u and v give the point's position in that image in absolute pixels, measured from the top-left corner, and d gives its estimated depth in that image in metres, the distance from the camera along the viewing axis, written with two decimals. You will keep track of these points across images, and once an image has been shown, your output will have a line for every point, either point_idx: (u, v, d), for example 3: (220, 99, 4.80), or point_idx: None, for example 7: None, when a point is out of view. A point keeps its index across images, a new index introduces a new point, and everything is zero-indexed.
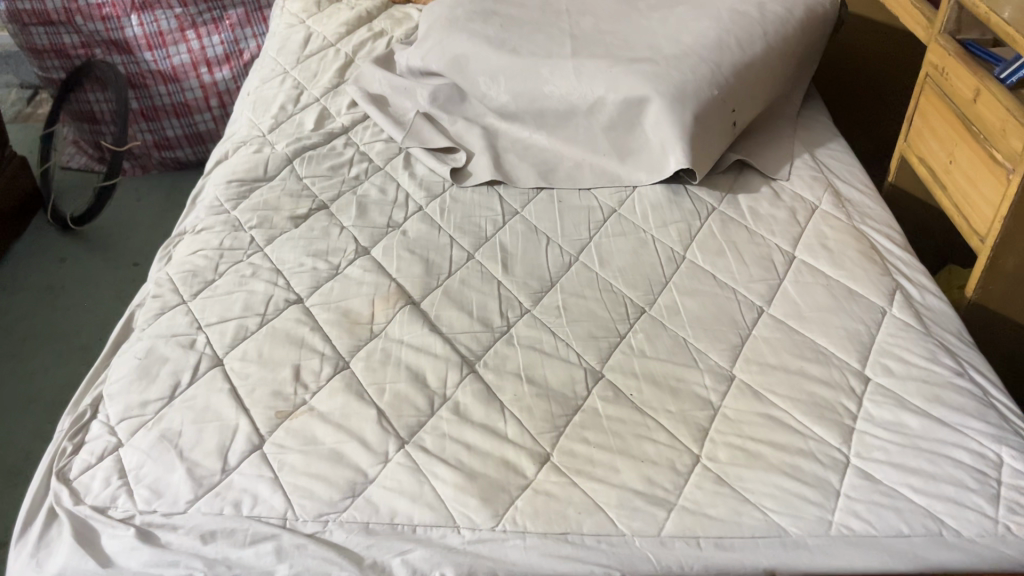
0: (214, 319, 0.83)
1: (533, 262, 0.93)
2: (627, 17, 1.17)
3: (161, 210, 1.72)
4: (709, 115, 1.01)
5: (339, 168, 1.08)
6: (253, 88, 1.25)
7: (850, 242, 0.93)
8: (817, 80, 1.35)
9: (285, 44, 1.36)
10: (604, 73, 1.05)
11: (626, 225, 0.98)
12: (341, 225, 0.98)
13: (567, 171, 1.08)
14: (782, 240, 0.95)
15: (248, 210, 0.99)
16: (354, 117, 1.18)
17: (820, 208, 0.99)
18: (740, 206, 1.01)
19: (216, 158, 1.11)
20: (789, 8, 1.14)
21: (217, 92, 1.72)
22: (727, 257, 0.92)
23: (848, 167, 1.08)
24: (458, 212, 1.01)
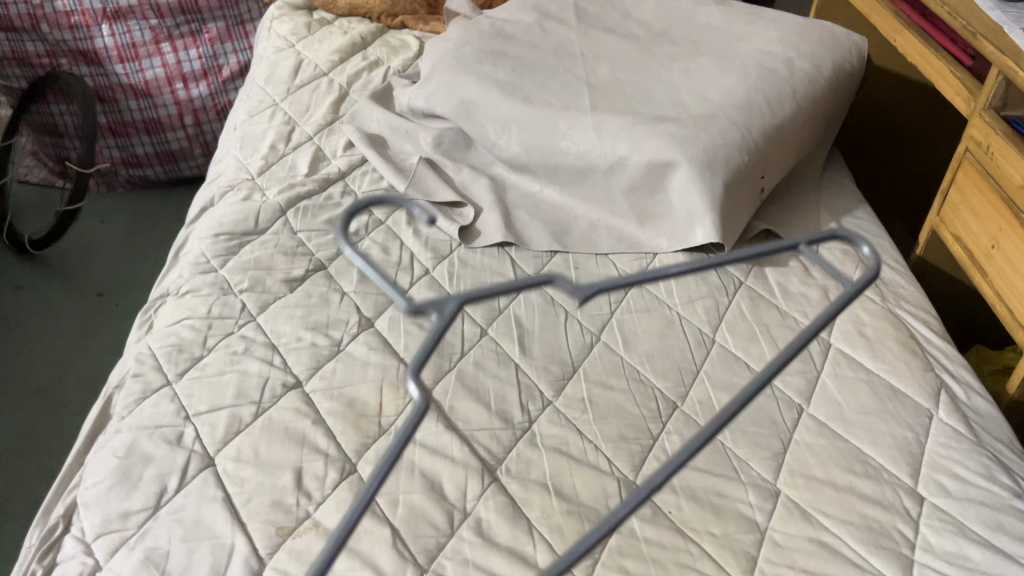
0: (203, 408, 0.74)
1: (551, 341, 0.86)
2: (646, 65, 1.11)
3: (128, 233, 1.61)
4: (738, 184, 0.95)
5: (337, 222, 1.00)
6: (239, 123, 1.16)
7: (888, 330, 0.88)
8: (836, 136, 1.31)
9: (274, 72, 1.27)
10: (626, 130, 0.98)
11: (649, 299, 0.92)
12: (342, 290, 0.89)
13: (581, 233, 1.01)
14: (816, 323, 0.89)
15: (237, 270, 0.91)
16: (351, 161, 1.10)
17: (853, 288, 0.94)
18: (769, 281, 0.94)
19: (201, 205, 1.02)
20: (817, 65, 1.08)
21: (193, 110, 1.63)
22: (760, 343, 0.86)
23: (876, 238, 1.02)
24: (468, 278, 0.93)
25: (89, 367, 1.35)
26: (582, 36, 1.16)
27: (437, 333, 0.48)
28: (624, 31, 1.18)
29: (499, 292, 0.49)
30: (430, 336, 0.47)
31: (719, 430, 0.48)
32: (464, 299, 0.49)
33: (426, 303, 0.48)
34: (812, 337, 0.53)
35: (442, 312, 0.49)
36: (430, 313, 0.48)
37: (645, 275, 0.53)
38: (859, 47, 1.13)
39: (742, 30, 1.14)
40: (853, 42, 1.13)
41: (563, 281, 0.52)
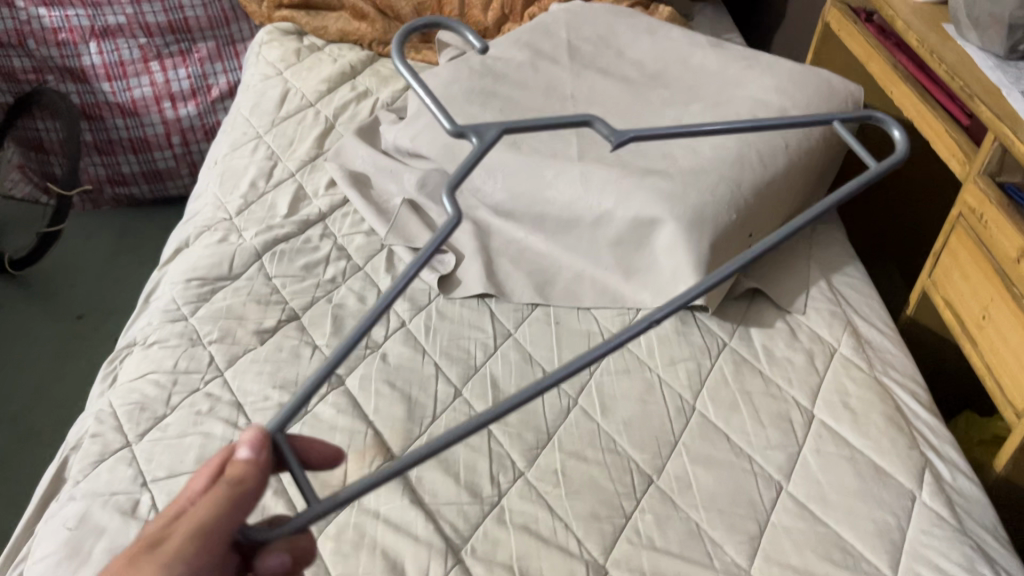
0: (161, 474, 0.72)
1: (527, 405, 0.83)
2: (637, 110, 1.08)
3: (110, 252, 1.58)
4: (727, 243, 0.93)
5: (313, 267, 0.97)
6: (220, 156, 1.14)
7: (874, 401, 0.85)
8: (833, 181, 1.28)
9: (260, 102, 1.25)
10: (613, 183, 0.96)
11: (630, 360, 0.89)
12: (314, 344, 0.87)
13: (565, 285, 0.99)
14: (800, 392, 0.86)
15: (207, 318, 0.88)
16: (332, 201, 1.07)
17: (839, 353, 0.91)
18: (753, 344, 0.92)
19: (176, 245, 1.00)
20: (811, 117, 1.06)
21: (180, 129, 1.60)
22: (741, 413, 0.84)
23: (866, 299, 1.00)
24: (445, 332, 0.91)
25: (63, 394, 1.32)
26: (574, 77, 1.14)
27: (474, 152, 0.60)
28: (617, 72, 1.16)
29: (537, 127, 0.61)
30: (469, 156, 0.59)
31: (700, 293, 0.57)
32: (505, 129, 0.61)
33: (468, 128, 0.61)
34: (817, 214, 0.60)
35: (483, 137, 0.61)
36: (470, 136, 0.61)
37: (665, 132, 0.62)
38: (857, 97, 1.11)
39: (737, 76, 1.12)
40: (851, 91, 1.11)
41: (600, 123, 0.62)
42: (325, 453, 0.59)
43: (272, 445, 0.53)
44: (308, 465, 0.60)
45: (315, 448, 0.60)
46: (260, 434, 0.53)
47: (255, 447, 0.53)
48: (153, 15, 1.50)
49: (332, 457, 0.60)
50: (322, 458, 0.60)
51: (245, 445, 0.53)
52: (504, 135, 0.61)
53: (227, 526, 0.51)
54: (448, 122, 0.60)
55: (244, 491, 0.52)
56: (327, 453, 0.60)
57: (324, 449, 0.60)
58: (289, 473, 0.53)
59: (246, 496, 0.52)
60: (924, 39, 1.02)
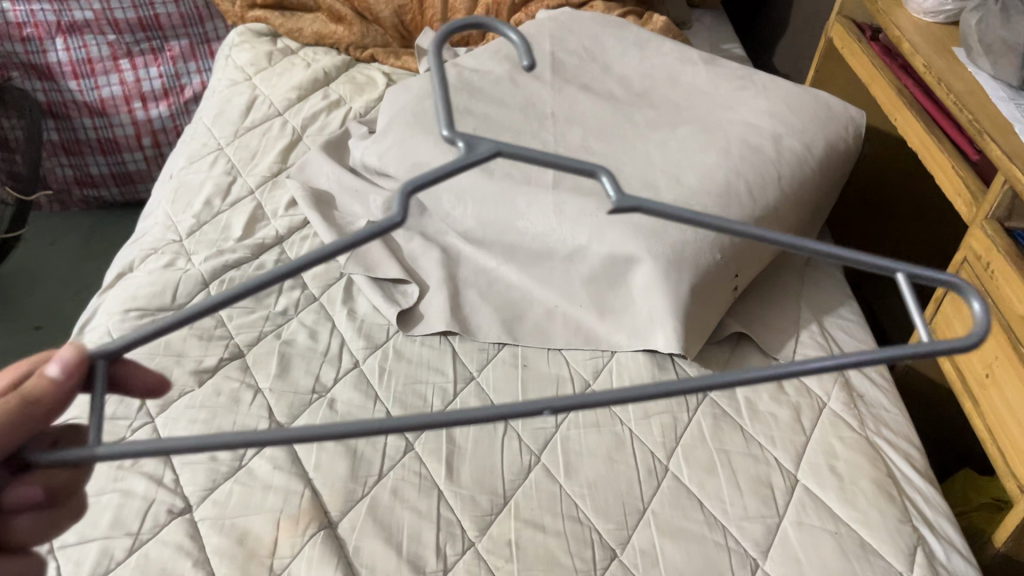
0: (72, 539, 0.66)
1: (483, 464, 0.76)
2: (620, 132, 1.00)
3: (75, 259, 1.52)
4: (710, 286, 0.85)
5: (264, 297, 0.90)
6: (176, 170, 1.07)
7: (863, 466, 0.78)
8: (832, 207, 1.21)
9: (224, 109, 1.17)
10: (590, 216, 0.88)
11: (601, 411, 0.82)
12: (256, 386, 0.80)
13: (535, 322, 0.91)
14: (784, 453, 0.79)
15: (142, 356, 0.82)
16: (292, 222, 1.00)
17: (829, 408, 0.84)
18: (736, 394, 0.85)
19: (119, 268, 0.93)
20: (807, 145, 0.98)
21: (151, 131, 1.53)
22: (717, 476, 0.77)
23: (860, 344, 0.93)
24: (401, 375, 0.84)
25: None
26: (555, 93, 1.06)
27: (462, 162, 0.50)
28: (601, 89, 1.08)
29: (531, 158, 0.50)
30: (459, 159, 0.50)
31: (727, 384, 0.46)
32: (500, 149, 0.51)
33: (462, 134, 0.52)
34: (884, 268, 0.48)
35: (476, 150, 0.51)
36: (459, 145, 0.52)
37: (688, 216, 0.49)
38: (856, 123, 1.03)
39: (729, 97, 1.04)
40: (850, 117, 1.03)
41: (608, 176, 0.51)
42: (146, 377, 0.55)
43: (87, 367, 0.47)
44: (121, 386, 0.55)
45: (141, 374, 0.55)
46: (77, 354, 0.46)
47: (66, 370, 0.45)
48: (122, 11, 1.43)
49: (153, 384, 0.55)
50: (142, 384, 0.55)
51: (58, 362, 0.45)
52: (496, 155, 0.51)
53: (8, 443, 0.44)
54: (445, 124, 0.51)
55: (34, 409, 0.45)
56: (149, 380, 0.55)
57: (149, 376, 0.55)
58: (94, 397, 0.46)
59: (36, 414, 0.45)
60: (931, 66, 0.94)
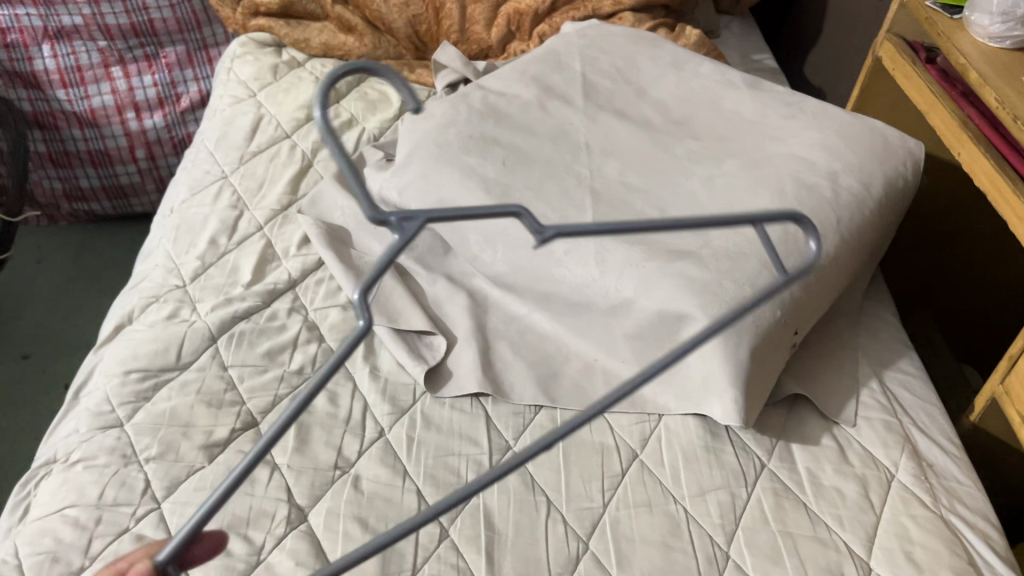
0: None
1: (526, 554, 0.69)
2: (662, 165, 0.92)
3: (64, 282, 1.44)
4: (770, 347, 0.78)
5: (277, 353, 0.82)
6: (177, 205, 0.99)
7: (941, 552, 0.71)
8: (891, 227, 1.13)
9: (227, 131, 1.09)
10: (636, 267, 0.80)
11: (650, 487, 0.75)
12: (272, 463, 0.72)
13: (573, 379, 0.84)
14: (854, 536, 0.73)
15: (146, 427, 0.74)
16: (305, 263, 0.92)
17: (898, 481, 0.77)
18: (796, 465, 0.78)
19: (117, 320, 0.85)
20: (866, 183, 0.90)
21: (146, 142, 1.44)
22: (784, 566, 0.70)
23: (925, 403, 0.85)
24: (432, 444, 0.76)
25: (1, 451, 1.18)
26: (589, 120, 0.98)
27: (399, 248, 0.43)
28: (637, 115, 1.00)
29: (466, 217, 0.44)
30: (391, 246, 0.43)
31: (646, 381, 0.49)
32: (427, 218, 0.44)
33: (388, 214, 0.43)
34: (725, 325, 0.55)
35: (405, 226, 0.44)
36: (390, 229, 0.44)
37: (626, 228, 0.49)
38: (916, 157, 0.95)
39: (778, 127, 0.96)
40: (909, 149, 0.95)
41: (530, 215, 0.47)
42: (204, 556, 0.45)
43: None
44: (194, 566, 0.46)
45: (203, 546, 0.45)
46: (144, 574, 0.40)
47: None
48: (113, 16, 1.32)
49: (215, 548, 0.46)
50: (203, 552, 0.45)
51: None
52: (427, 225, 0.44)
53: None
54: (370, 211, 0.42)
55: None
56: (209, 544, 0.46)
57: (207, 538, 0.46)
58: None
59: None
60: (1006, 102, 0.86)
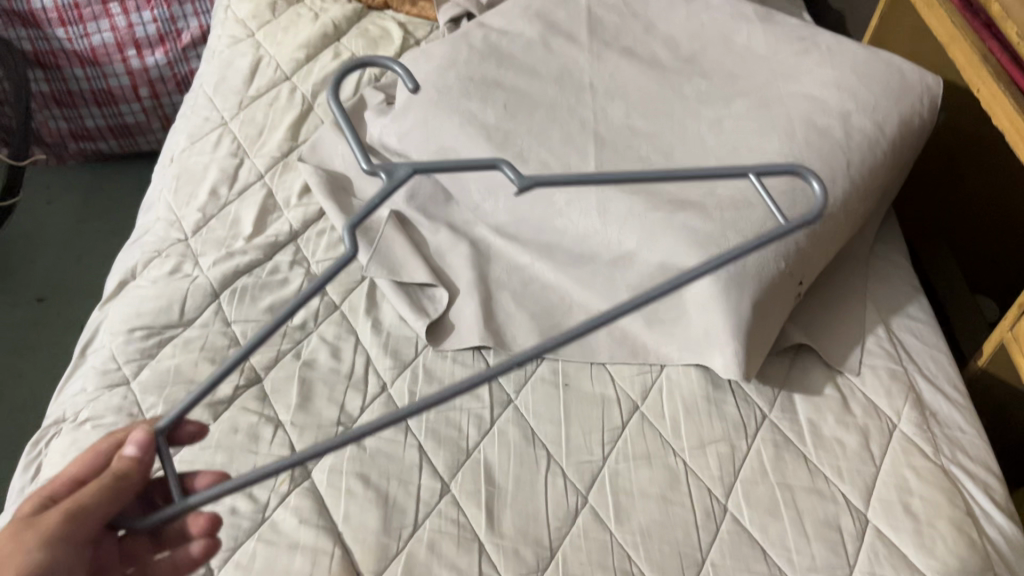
0: None
1: (526, 508, 0.70)
2: (667, 107, 0.90)
3: (77, 223, 1.45)
4: (773, 299, 0.77)
5: (279, 308, 0.82)
6: (177, 153, 0.98)
7: (940, 503, 0.71)
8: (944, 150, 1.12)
9: (227, 74, 1.07)
10: (638, 218, 0.79)
11: (650, 440, 0.76)
12: (276, 421, 0.74)
13: (576, 330, 0.83)
14: (852, 488, 0.73)
15: (152, 386, 0.75)
16: (306, 213, 0.92)
17: (900, 432, 0.77)
18: (798, 416, 0.78)
19: (120, 275, 0.85)
20: (880, 123, 0.86)
21: (148, 80, 1.42)
22: (782, 519, 0.70)
23: (931, 349, 0.84)
24: (434, 399, 0.77)
25: (19, 394, 1.21)
26: (594, 59, 0.95)
27: (386, 192, 0.52)
28: (644, 53, 0.97)
29: (442, 168, 0.52)
30: (380, 194, 0.52)
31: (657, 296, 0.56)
32: (414, 168, 0.52)
33: (379, 165, 0.52)
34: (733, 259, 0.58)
35: (392, 176, 0.53)
36: (381, 175, 0.53)
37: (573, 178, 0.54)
38: (933, 94, 0.90)
39: (790, 64, 0.92)
40: (926, 85, 0.90)
41: (508, 165, 0.54)
42: (189, 432, 0.58)
43: (154, 444, 0.53)
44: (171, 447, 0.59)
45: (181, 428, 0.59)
46: (144, 434, 0.52)
47: (140, 447, 0.52)
48: None
49: (194, 432, 0.59)
50: (187, 432, 0.59)
51: (131, 444, 0.52)
52: (414, 175, 0.52)
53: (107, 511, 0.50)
54: (364, 159, 0.52)
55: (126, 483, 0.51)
56: (189, 433, 0.59)
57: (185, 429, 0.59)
58: (170, 472, 0.52)
59: (128, 490, 0.51)
60: None
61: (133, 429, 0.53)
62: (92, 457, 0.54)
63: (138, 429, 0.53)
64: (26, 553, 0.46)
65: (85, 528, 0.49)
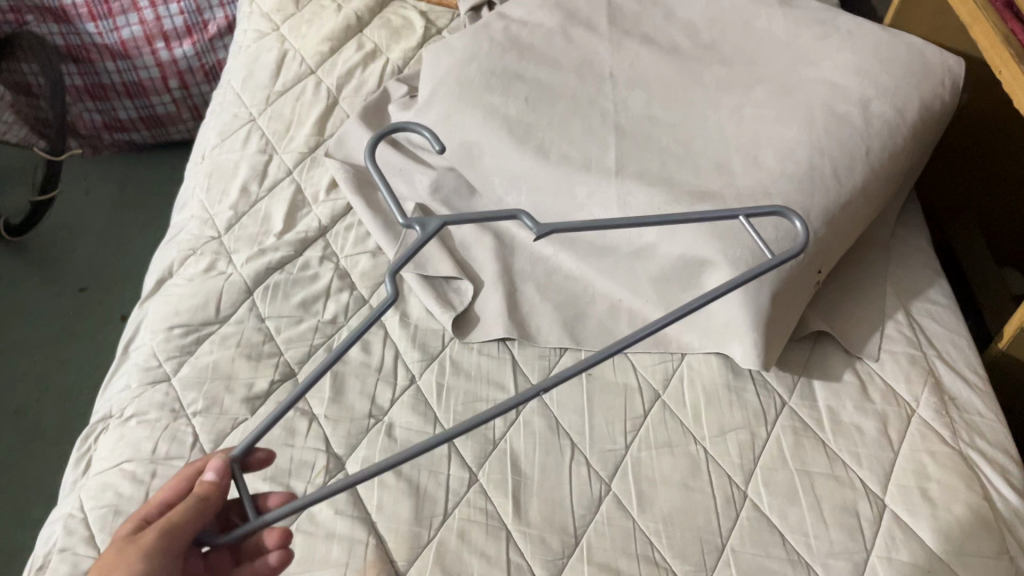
0: None
1: (551, 496, 0.73)
2: (687, 96, 0.90)
3: (113, 213, 1.49)
4: (792, 289, 0.78)
5: (311, 304, 0.85)
6: (209, 151, 1.01)
7: (957, 488, 0.73)
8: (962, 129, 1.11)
9: (254, 70, 1.09)
10: (657, 210, 0.80)
11: (672, 429, 0.78)
12: (311, 414, 0.77)
13: (598, 321, 0.85)
14: (870, 473, 0.74)
15: (192, 382, 0.78)
16: (334, 208, 0.94)
17: (918, 417, 0.78)
18: (817, 403, 0.80)
19: (158, 274, 0.89)
20: (900, 108, 0.86)
21: (177, 71, 1.45)
22: (800, 505, 0.72)
23: (952, 333, 0.85)
24: (460, 391, 0.80)
25: (65, 382, 1.26)
26: (613, 48, 0.96)
27: (421, 241, 0.56)
28: (663, 41, 0.97)
29: (470, 221, 0.56)
30: (416, 242, 0.56)
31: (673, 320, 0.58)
32: (444, 221, 0.56)
33: (415, 219, 0.57)
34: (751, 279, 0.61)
35: (425, 228, 0.57)
36: (415, 229, 0.57)
37: (590, 222, 0.59)
38: (954, 75, 0.90)
39: (810, 48, 0.92)
40: (947, 67, 0.90)
41: (528, 216, 0.58)
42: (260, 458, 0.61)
43: (230, 470, 0.56)
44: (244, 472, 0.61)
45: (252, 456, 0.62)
46: (222, 462, 0.56)
47: (219, 472, 0.55)
48: None
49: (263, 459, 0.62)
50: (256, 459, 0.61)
51: (211, 470, 0.55)
52: (445, 226, 0.57)
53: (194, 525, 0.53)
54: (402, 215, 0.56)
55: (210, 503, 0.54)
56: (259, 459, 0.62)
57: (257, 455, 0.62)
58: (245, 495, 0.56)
59: (210, 506, 0.54)
60: None
61: (211, 458, 0.57)
62: (176, 483, 0.57)
63: (215, 457, 0.56)
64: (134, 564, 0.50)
65: (179, 542, 0.52)
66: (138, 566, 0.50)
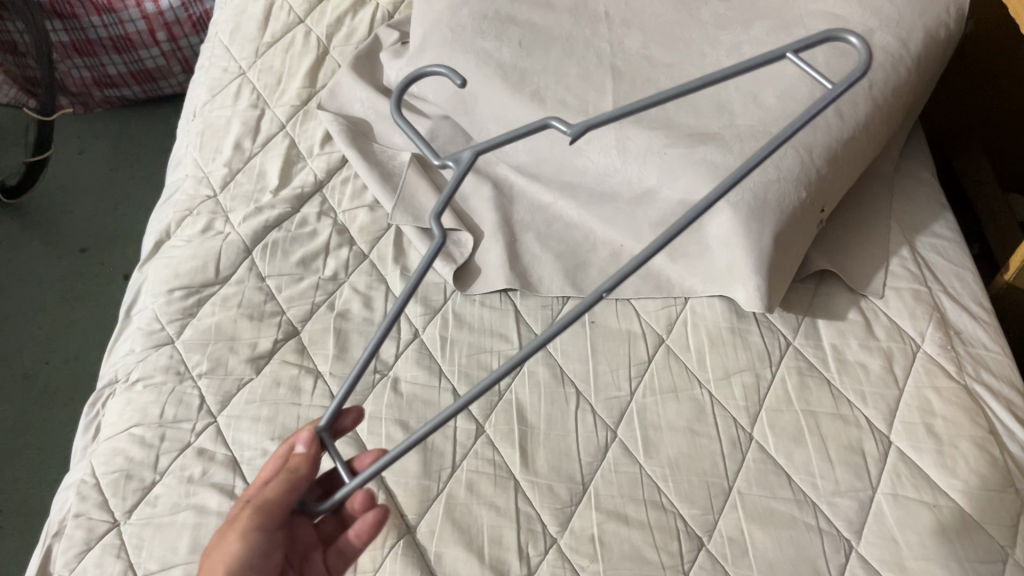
0: (153, 566, 0.65)
1: (557, 446, 0.73)
2: (686, 33, 0.88)
3: (109, 172, 1.47)
4: (795, 229, 0.77)
5: (310, 261, 0.85)
6: (199, 107, 0.99)
7: (963, 422, 0.73)
8: (968, 54, 1.09)
9: (241, 21, 1.06)
10: (656, 154, 0.79)
11: (676, 374, 0.78)
12: (316, 371, 0.77)
13: (600, 269, 0.85)
14: (875, 412, 0.74)
15: (195, 344, 0.78)
16: (330, 162, 0.93)
17: (923, 353, 0.78)
18: (821, 342, 0.79)
19: (156, 235, 0.88)
20: (904, 39, 0.83)
21: (165, 24, 1.42)
22: (805, 445, 0.73)
23: (956, 267, 0.84)
24: (464, 343, 0.80)
25: (72, 344, 1.26)
26: None
27: (458, 174, 0.53)
28: None
29: (501, 143, 0.52)
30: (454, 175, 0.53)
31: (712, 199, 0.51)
32: (475, 150, 0.53)
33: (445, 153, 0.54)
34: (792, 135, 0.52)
35: (460, 160, 0.54)
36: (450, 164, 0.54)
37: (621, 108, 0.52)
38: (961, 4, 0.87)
39: None
40: None
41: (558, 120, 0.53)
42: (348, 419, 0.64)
43: (320, 442, 0.58)
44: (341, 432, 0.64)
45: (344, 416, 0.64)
46: (309, 434, 0.58)
47: (306, 444, 0.58)
48: None
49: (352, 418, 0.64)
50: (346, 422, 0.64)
51: (300, 443, 0.58)
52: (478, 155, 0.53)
53: (285, 501, 0.57)
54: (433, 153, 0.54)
55: (296, 477, 0.57)
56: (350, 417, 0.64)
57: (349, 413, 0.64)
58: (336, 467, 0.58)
59: (298, 482, 0.58)
60: None
61: (301, 429, 0.59)
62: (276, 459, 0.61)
63: (305, 428, 0.59)
64: (233, 544, 0.56)
65: (273, 518, 0.57)
66: (234, 545, 0.56)
